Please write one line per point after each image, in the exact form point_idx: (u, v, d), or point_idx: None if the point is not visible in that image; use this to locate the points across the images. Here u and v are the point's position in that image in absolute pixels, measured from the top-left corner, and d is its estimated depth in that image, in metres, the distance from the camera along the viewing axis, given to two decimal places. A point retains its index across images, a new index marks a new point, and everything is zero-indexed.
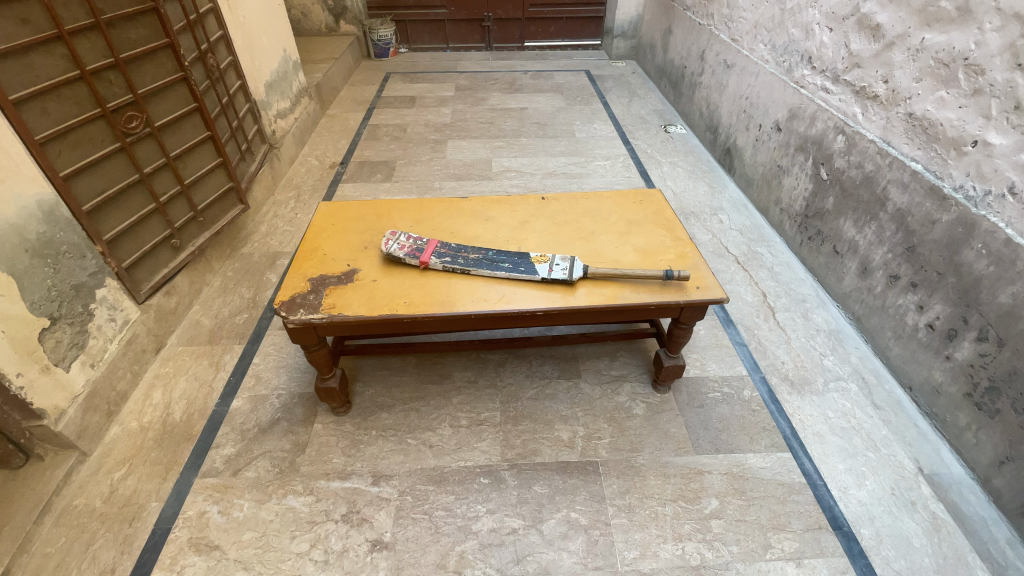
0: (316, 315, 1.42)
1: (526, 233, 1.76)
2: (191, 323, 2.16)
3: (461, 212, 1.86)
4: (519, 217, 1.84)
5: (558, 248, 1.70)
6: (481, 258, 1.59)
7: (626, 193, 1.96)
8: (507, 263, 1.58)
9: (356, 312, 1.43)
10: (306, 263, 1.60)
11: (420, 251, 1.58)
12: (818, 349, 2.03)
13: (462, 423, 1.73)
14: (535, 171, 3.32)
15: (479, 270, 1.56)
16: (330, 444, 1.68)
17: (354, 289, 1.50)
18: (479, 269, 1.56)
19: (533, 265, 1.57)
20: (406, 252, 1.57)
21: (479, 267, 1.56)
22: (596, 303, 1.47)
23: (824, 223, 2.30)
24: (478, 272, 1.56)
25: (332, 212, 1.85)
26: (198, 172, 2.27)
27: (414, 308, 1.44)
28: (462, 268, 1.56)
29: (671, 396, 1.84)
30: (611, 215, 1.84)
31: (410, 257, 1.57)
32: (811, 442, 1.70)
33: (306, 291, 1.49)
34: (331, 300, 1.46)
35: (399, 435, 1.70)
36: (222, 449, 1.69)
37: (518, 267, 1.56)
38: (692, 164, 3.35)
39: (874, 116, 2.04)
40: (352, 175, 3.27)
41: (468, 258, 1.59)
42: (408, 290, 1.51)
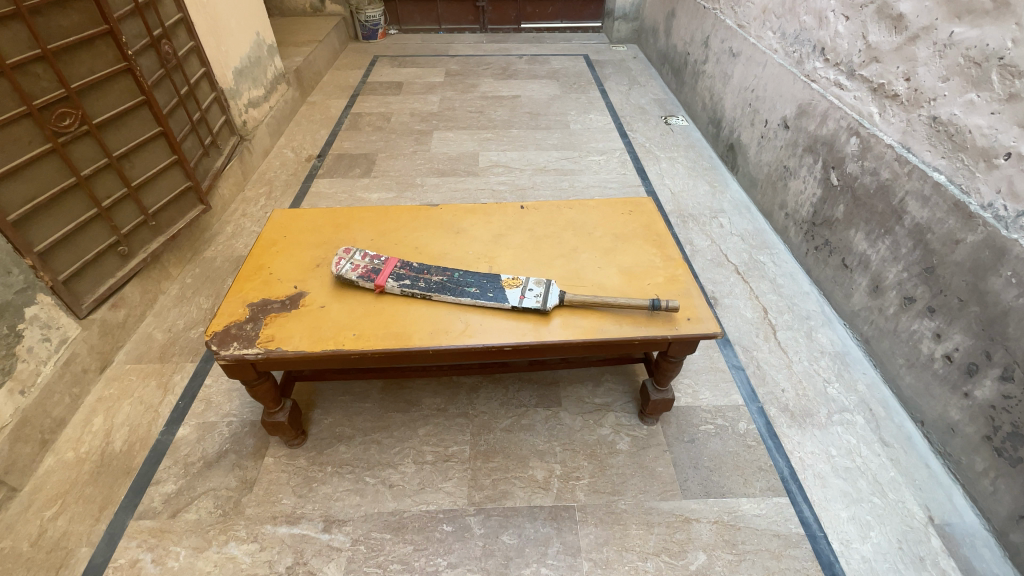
0: (251, 349, 1.26)
1: (500, 249, 1.58)
2: (142, 338, 2.00)
3: (429, 223, 1.68)
4: (493, 230, 1.65)
5: (534, 267, 1.51)
6: (445, 281, 1.41)
7: (615, 202, 1.77)
8: (473, 288, 1.39)
9: (297, 346, 1.26)
10: (248, 285, 1.43)
11: (376, 273, 1.41)
12: (822, 375, 1.86)
13: (427, 459, 1.58)
14: (525, 166, 3.11)
15: (442, 296, 1.38)
16: (281, 481, 1.53)
17: (298, 318, 1.33)
18: (442, 294, 1.38)
19: (504, 290, 1.39)
20: (359, 275, 1.39)
21: (441, 292, 1.38)
22: (571, 337, 1.29)
23: (833, 233, 2.10)
24: (440, 298, 1.38)
25: (285, 221, 1.67)
26: (149, 171, 2.10)
27: (363, 342, 1.27)
28: (423, 292, 1.38)
29: (659, 428, 1.67)
30: (596, 229, 1.65)
31: (364, 280, 1.39)
32: (811, 485, 1.54)
33: (244, 319, 1.32)
34: (270, 331, 1.29)
35: (356, 472, 1.55)
36: (162, 486, 1.54)
37: (485, 292, 1.38)
38: (693, 160, 3.14)
39: (893, 117, 1.83)
40: (330, 169, 3.07)
41: (431, 281, 1.41)
42: (359, 319, 1.33)
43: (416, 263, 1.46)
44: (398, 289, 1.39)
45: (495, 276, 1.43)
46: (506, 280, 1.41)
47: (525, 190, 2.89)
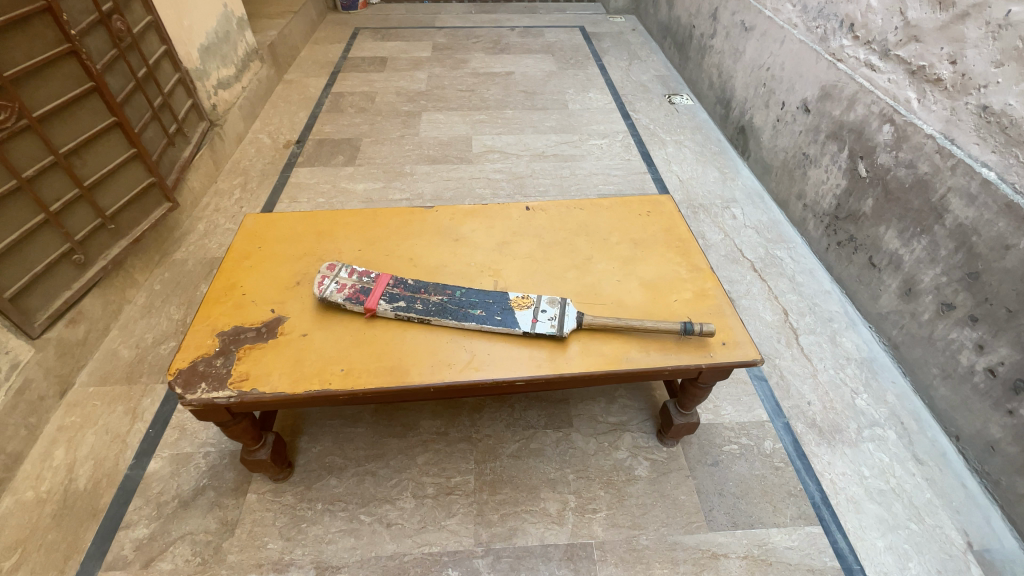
0: (222, 391, 1.08)
1: (506, 259, 1.40)
2: (106, 355, 1.80)
3: (424, 228, 1.49)
4: (496, 236, 1.47)
5: (546, 281, 1.34)
6: (446, 303, 1.23)
7: (631, 201, 1.59)
8: (477, 310, 1.21)
9: (276, 387, 1.09)
10: (218, 310, 1.24)
11: (366, 295, 1.22)
12: (848, 384, 1.74)
13: (428, 493, 1.44)
14: (522, 152, 2.89)
15: (443, 320, 1.20)
16: (265, 523, 1.38)
17: (277, 351, 1.15)
18: (442, 319, 1.20)
19: (513, 312, 1.21)
20: (346, 297, 1.21)
21: (442, 316, 1.20)
22: (592, 368, 1.13)
23: (859, 228, 1.96)
24: (441, 323, 1.20)
25: (260, 229, 1.47)
26: (103, 169, 1.88)
27: (352, 380, 1.10)
28: (421, 317, 1.20)
29: (679, 450, 1.54)
30: (611, 233, 1.48)
31: (352, 303, 1.20)
32: (845, 511, 1.43)
33: (213, 355, 1.14)
34: (243, 369, 1.12)
35: (350, 510, 1.41)
36: (133, 530, 1.38)
37: (492, 315, 1.20)
38: (701, 144, 2.95)
39: (935, 104, 1.66)
40: (310, 157, 2.83)
41: (429, 303, 1.23)
42: (347, 351, 1.15)
43: (411, 280, 1.28)
44: (392, 312, 1.20)
45: (502, 295, 1.25)
46: (515, 300, 1.23)
47: (523, 179, 2.69)
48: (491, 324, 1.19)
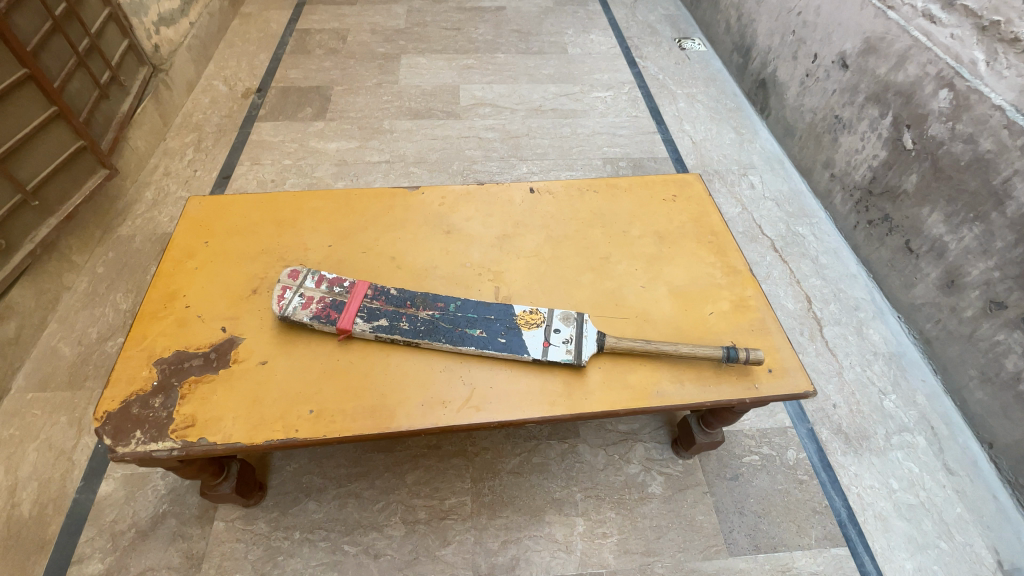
0: (162, 442, 0.87)
1: (508, 258, 1.17)
2: (44, 355, 1.56)
3: (408, 216, 1.23)
4: (495, 226, 1.23)
5: (557, 287, 1.12)
6: (437, 320, 1.01)
7: (653, 182, 1.35)
8: (476, 330, 1.00)
9: (229, 436, 0.88)
10: (157, 329, 1.01)
11: (338, 311, 0.99)
12: (876, 383, 1.61)
13: (420, 518, 1.29)
14: (516, 105, 2.56)
15: (434, 344, 0.98)
16: (236, 556, 1.22)
17: (230, 387, 0.93)
18: (434, 341, 0.98)
19: (519, 334, 1.00)
20: (313, 315, 0.98)
21: (433, 339, 0.98)
22: (616, 405, 0.94)
23: (897, 207, 1.75)
24: (432, 346, 0.99)
25: (210, 219, 1.22)
26: (18, 133, 1.56)
27: (325, 424, 0.89)
28: (407, 339, 0.98)
29: (696, 463, 1.41)
30: (631, 223, 1.25)
31: (321, 323, 0.98)
32: (872, 530, 1.33)
33: (150, 393, 0.92)
34: (188, 411, 0.90)
35: (332, 540, 1.25)
36: (86, 566, 1.19)
37: (494, 337, 0.99)
38: (715, 98, 2.65)
39: (1007, 69, 1.43)
40: (274, 109, 2.46)
41: (418, 320, 1.00)
42: (316, 385, 0.94)
43: (394, 290, 1.05)
44: (372, 334, 0.98)
45: (505, 310, 1.04)
46: (521, 317, 1.02)
47: (519, 138, 2.38)
48: (493, 349, 0.98)
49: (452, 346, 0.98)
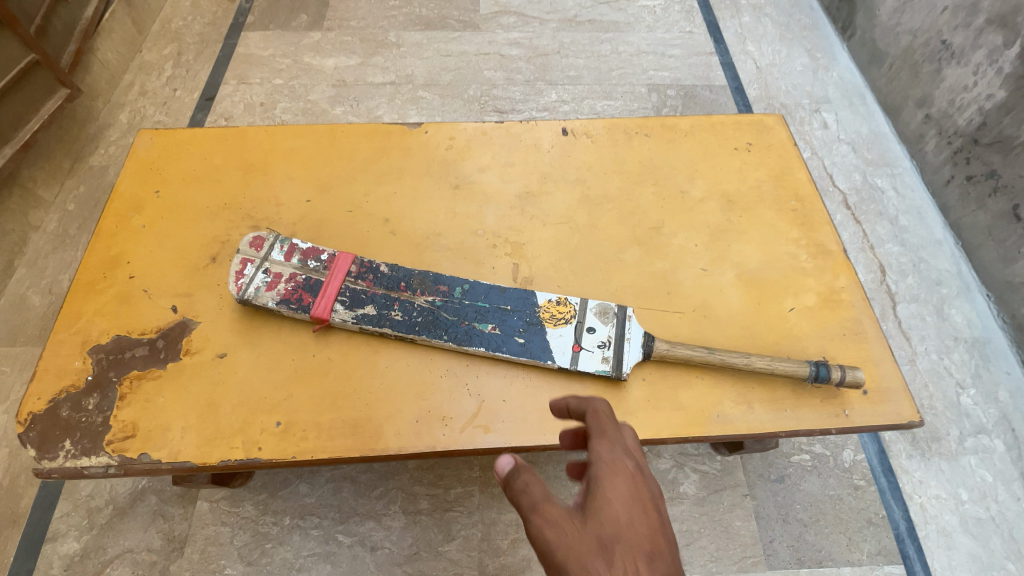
0: (95, 458, 0.70)
1: (532, 224, 0.92)
2: (13, 304, 1.41)
3: (407, 163, 0.98)
4: (516, 181, 0.96)
5: (592, 265, 0.88)
6: (438, 309, 0.79)
7: (721, 127, 1.06)
8: (486, 325, 0.78)
9: (176, 452, 0.70)
10: (94, 307, 0.82)
11: (312, 295, 0.78)
12: (953, 374, 1.38)
13: (421, 508, 1.16)
14: (547, 15, 2.14)
15: (433, 341, 0.77)
16: (221, 541, 1.12)
17: (180, 387, 0.75)
18: (433, 338, 0.77)
19: (542, 332, 0.78)
20: (282, 300, 0.77)
21: (431, 335, 0.77)
22: (664, 432, 0.74)
23: (1009, 162, 1.44)
24: (430, 344, 0.77)
25: (164, 160, 0.98)
26: None
27: (295, 443, 0.71)
28: (399, 334, 0.77)
29: (738, 461, 1.23)
30: (691, 182, 0.97)
31: (290, 309, 0.77)
32: (933, 547, 1.17)
33: (84, 391, 0.75)
34: (128, 418, 0.73)
35: (325, 528, 1.13)
36: (61, 544, 1.10)
37: (509, 335, 0.77)
38: (788, 11, 2.19)
39: None
40: (263, 15, 2.10)
41: (413, 310, 0.79)
42: (285, 389, 0.75)
43: (385, 266, 0.82)
44: (355, 325, 0.77)
45: (525, 298, 0.81)
46: (545, 309, 0.80)
47: (548, 57, 2.00)
48: (507, 351, 0.76)
49: (456, 345, 0.77)
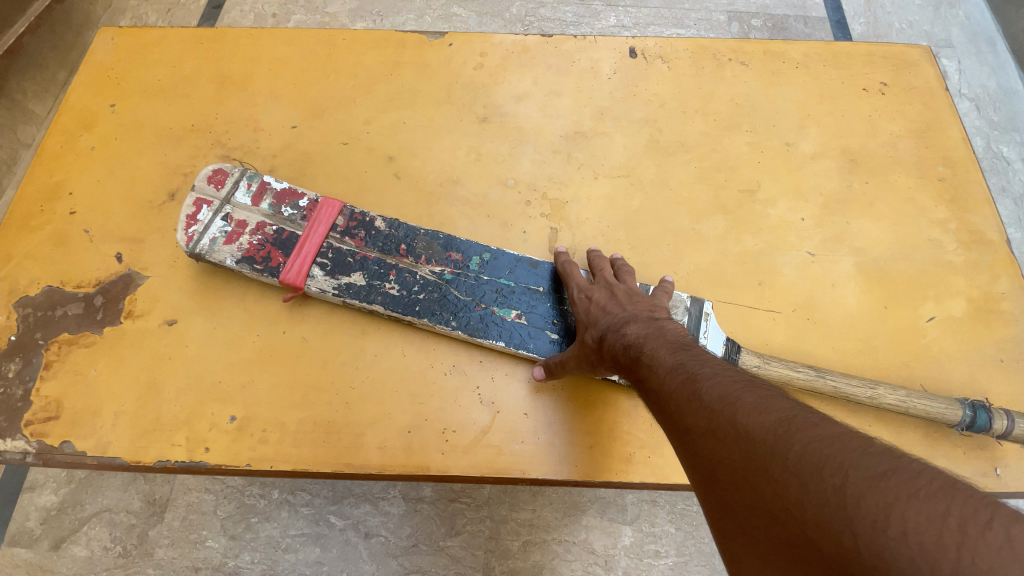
0: (11, 441, 0.56)
1: (580, 176, 0.69)
2: None
3: (423, 84, 0.75)
4: (564, 116, 0.73)
5: (657, 237, 0.65)
6: (448, 285, 0.59)
7: (847, 58, 0.78)
8: (508, 311, 0.59)
9: (106, 445, 0.55)
10: (25, 247, 0.66)
11: (284, 254, 0.59)
12: None
13: (424, 495, 1.02)
14: None
15: (439, 328, 0.58)
16: (204, 510, 1.02)
17: (116, 360, 0.59)
18: (438, 324, 0.58)
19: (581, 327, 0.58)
20: (245, 259, 0.59)
21: (435, 319, 0.58)
22: None
23: None
24: (433, 329, 0.59)
25: (123, 65, 0.78)
26: None
27: (252, 447, 0.55)
28: (393, 315, 0.58)
29: None
30: (801, 131, 0.72)
31: (254, 272, 0.59)
32: None
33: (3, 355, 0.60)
34: (52, 394, 0.58)
35: (316, 506, 1.01)
36: (39, 495, 1.03)
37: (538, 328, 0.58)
38: None
39: None
40: None
41: (413, 283, 0.59)
42: (244, 374, 0.58)
43: (382, 220, 0.62)
44: (338, 298, 0.59)
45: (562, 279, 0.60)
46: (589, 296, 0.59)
47: None
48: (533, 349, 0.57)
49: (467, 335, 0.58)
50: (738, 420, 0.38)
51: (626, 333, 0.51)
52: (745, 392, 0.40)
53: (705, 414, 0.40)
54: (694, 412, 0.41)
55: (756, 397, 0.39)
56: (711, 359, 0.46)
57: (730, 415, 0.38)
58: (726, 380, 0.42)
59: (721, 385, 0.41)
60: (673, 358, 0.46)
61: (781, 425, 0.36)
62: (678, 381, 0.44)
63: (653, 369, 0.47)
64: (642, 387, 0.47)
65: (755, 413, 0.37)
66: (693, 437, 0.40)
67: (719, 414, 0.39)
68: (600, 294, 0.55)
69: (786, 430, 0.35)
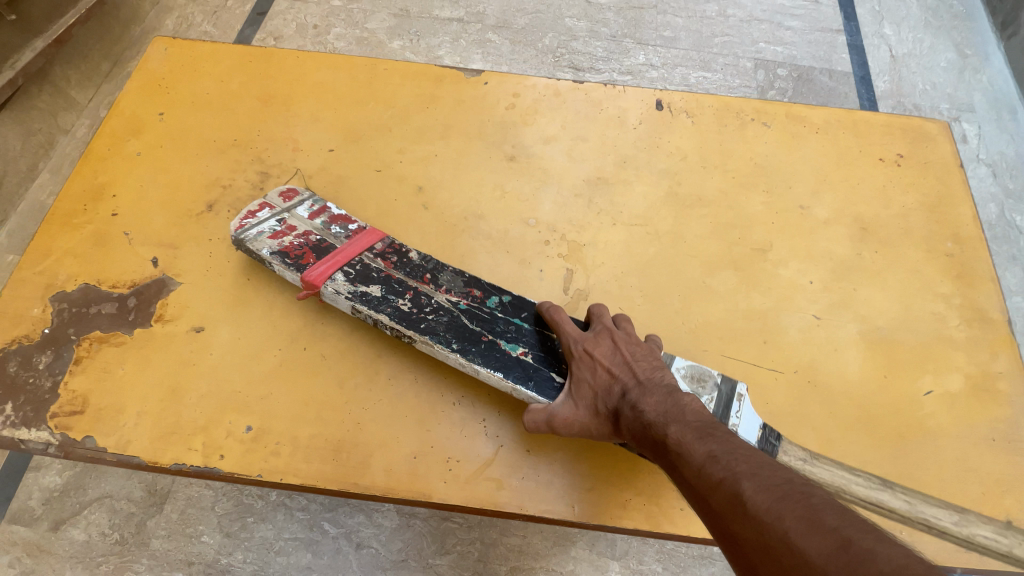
0: (36, 431, 0.59)
1: (599, 221, 0.72)
2: (31, 211, 1.35)
3: (457, 119, 0.78)
4: (588, 161, 0.76)
5: (669, 288, 0.68)
6: (461, 316, 0.61)
7: (867, 128, 0.81)
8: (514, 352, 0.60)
9: (126, 443, 0.58)
10: (66, 244, 0.69)
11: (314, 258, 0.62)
12: None
13: (418, 511, 1.04)
14: None
15: (439, 347, 0.59)
16: (203, 505, 1.04)
17: (143, 361, 0.62)
18: (440, 345, 0.59)
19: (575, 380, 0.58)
20: (275, 254, 0.62)
21: (438, 340, 0.59)
22: None
23: None
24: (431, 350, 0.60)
25: (171, 74, 0.82)
26: None
27: (264, 459, 0.57)
28: (395, 328, 0.60)
29: None
30: (816, 196, 0.74)
31: (278, 266, 0.61)
32: None
33: (39, 346, 0.63)
34: (79, 389, 0.61)
35: (311, 512, 1.04)
36: (45, 475, 1.07)
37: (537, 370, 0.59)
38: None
39: None
40: None
41: (427, 305, 0.62)
42: (263, 387, 0.60)
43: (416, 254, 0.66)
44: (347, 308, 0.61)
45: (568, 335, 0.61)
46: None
47: (642, 11, 1.71)
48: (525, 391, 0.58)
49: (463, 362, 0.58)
50: (792, 541, 0.35)
51: (643, 408, 0.50)
52: (791, 501, 0.38)
53: (752, 524, 0.38)
54: (737, 519, 0.39)
55: (804, 510, 0.37)
56: (740, 445, 0.45)
57: (781, 532, 0.36)
58: (765, 480, 0.40)
59: (761, 487, 0.40)
60: (702, 445, 0.45)
61: (842, 551, 0.33)
62: (713, 476, 0.42)
63: (683, 456, 0.45)
64: (670, 472, 0.46)
65: (807, 530, 0.35)
66: (740, 548, 0.38)
67: (768, 529, 0.37)
68: (599, 348, 0.56)
69: (849, 562, 0.33)
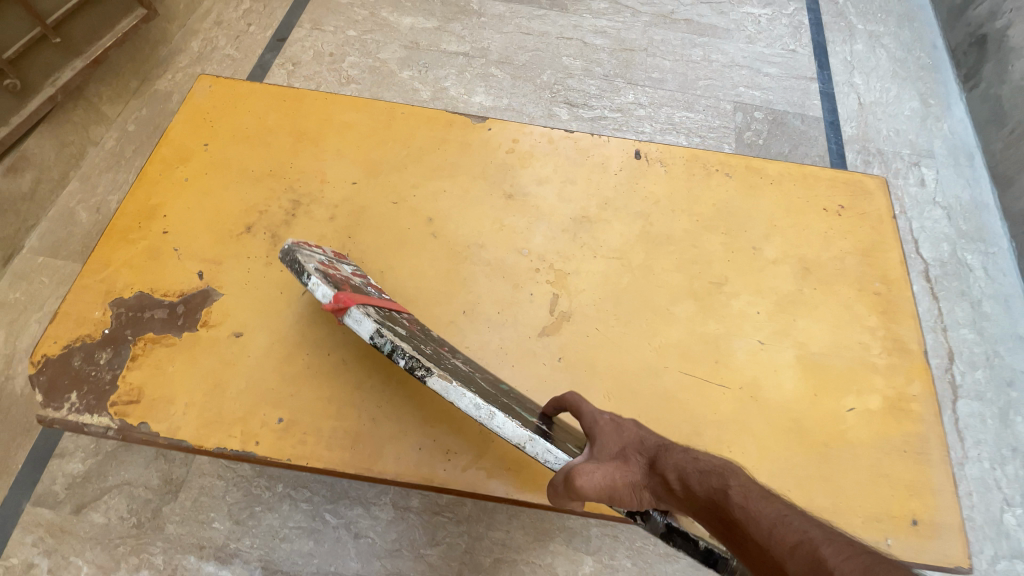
0: (98, 417, 0.69)
1: (582, 253, 0.84)
2: (61, 216, 1.46)
3: (463, 160, 0.91)
4: (575, 201, 0.89)
5: (639, 313, 0.80)
6: (475, 379, 0.66)
7: (815, 181, 0.94)
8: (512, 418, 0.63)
9: (175, 429, 0.69)
10: (123, 256, 0.80)
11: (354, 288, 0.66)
12: (1002, 489, 1.27)
13: (412, 506, 1.14)
14: (641, 4, 1.98)
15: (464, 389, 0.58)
16: (215, 494, 1.13)
17: (190, 360, 0.73)
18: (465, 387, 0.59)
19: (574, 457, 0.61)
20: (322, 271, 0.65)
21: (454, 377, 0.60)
22: None
23: None
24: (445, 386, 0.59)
25: (215, 108, 0.94)
26: None
27: (293, 446, 0.68)
28: (419, 356, 0.60)
29: None
30: (767, 238, 0.87)
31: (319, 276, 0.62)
32: None
33: (100, 344, 0.74)
34: (135, 382, 0.71)
35: (314, 503, 1.13)
36: (68, 462, 1.16)
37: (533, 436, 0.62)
38: (908, 48, 1.99)
39: None
40: None
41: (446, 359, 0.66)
42: (292, 385, 0.72)
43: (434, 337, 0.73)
44: (368, 333, 0.60)
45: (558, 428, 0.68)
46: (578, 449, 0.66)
47: (633, 53, 1.86)
48: (533, 442, 0.58)
49: (478, 401, 0.58)
50: None
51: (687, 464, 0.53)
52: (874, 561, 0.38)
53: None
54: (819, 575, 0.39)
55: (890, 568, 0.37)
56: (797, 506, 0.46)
57: None
58: (840, 540, 0.41)
59: (839, 549, 0.40)
60: (758, 500, 0.47)
61: None
62: (778, 534, 0.43)
63: (740, 512, 0.46)
64: (730, 532, 0.47)
65: None
66: None
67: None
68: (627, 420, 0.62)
69: None
